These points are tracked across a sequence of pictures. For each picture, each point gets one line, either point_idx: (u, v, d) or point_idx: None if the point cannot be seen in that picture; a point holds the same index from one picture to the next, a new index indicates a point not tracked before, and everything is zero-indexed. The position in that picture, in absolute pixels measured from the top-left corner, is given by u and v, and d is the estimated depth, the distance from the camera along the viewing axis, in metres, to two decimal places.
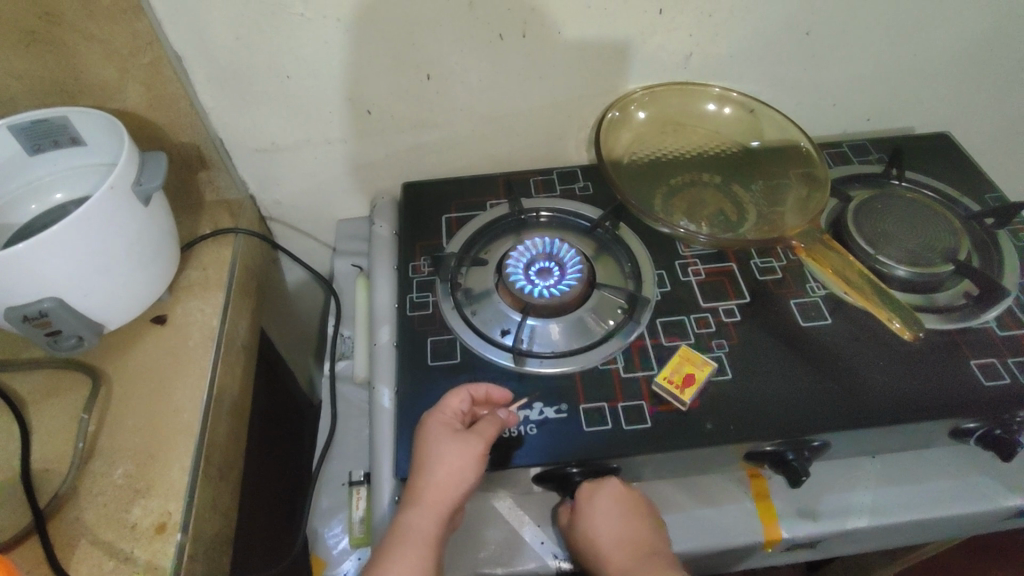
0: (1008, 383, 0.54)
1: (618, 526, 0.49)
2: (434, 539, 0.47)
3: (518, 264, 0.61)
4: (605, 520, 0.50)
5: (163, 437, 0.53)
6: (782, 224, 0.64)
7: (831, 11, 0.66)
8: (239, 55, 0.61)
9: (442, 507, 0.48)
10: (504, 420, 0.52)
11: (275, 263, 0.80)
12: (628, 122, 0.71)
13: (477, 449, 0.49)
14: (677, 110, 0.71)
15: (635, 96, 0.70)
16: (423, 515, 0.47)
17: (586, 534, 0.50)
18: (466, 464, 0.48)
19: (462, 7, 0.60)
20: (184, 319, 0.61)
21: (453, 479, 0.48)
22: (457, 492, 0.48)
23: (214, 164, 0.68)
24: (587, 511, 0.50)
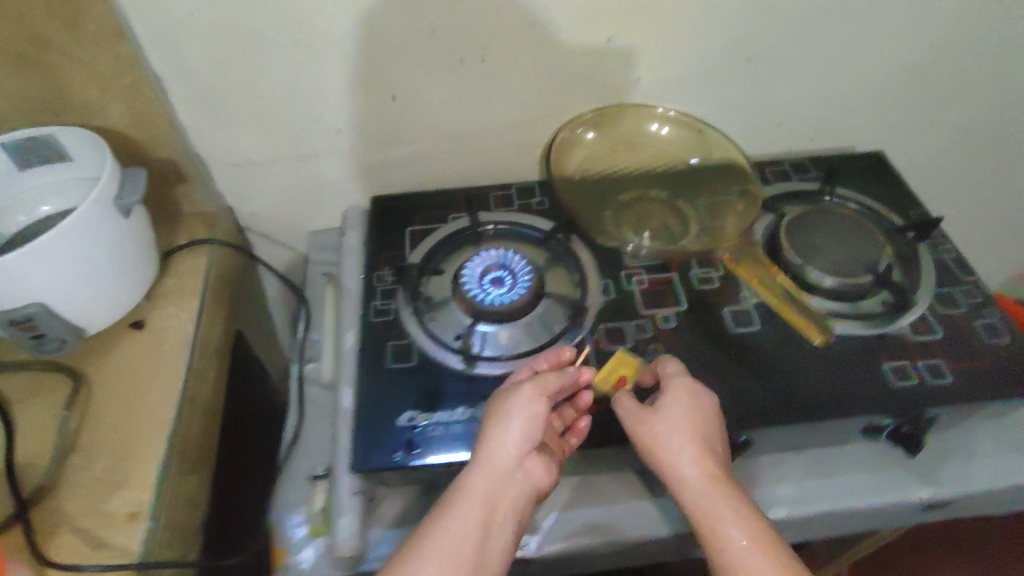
0: (916, 383, 0.59)
1: (700, 420, 0.54)
2: (497, 492, 0.51)
3: (473, 274, 0.66)
4: (693, 414, 0.54)
5: (139, 434, 0.57)
6: (719, 237, 0.69)
7: (768, 37, 0.71)
8: (215, 78, 0.65)
9: (502, 461, 0.52)
10: (566, 376, 0.56)
11: (251, 272, 0.85)
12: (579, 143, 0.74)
13: (529, 398, 0.54)
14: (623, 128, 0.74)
15: (586, 117, 0.73)
16: (481, 470, 0.52)
17: (670, 418, 0.54)
18: (517, 415, 0.53)
19: (424, 34, 0.65)
20: (161, 323, 0.65)
21: (506, 432, 0.53)
22: (514, 442, 0.53)
23: (192, 178, 0.73)
24: (677, 400, 0.55)
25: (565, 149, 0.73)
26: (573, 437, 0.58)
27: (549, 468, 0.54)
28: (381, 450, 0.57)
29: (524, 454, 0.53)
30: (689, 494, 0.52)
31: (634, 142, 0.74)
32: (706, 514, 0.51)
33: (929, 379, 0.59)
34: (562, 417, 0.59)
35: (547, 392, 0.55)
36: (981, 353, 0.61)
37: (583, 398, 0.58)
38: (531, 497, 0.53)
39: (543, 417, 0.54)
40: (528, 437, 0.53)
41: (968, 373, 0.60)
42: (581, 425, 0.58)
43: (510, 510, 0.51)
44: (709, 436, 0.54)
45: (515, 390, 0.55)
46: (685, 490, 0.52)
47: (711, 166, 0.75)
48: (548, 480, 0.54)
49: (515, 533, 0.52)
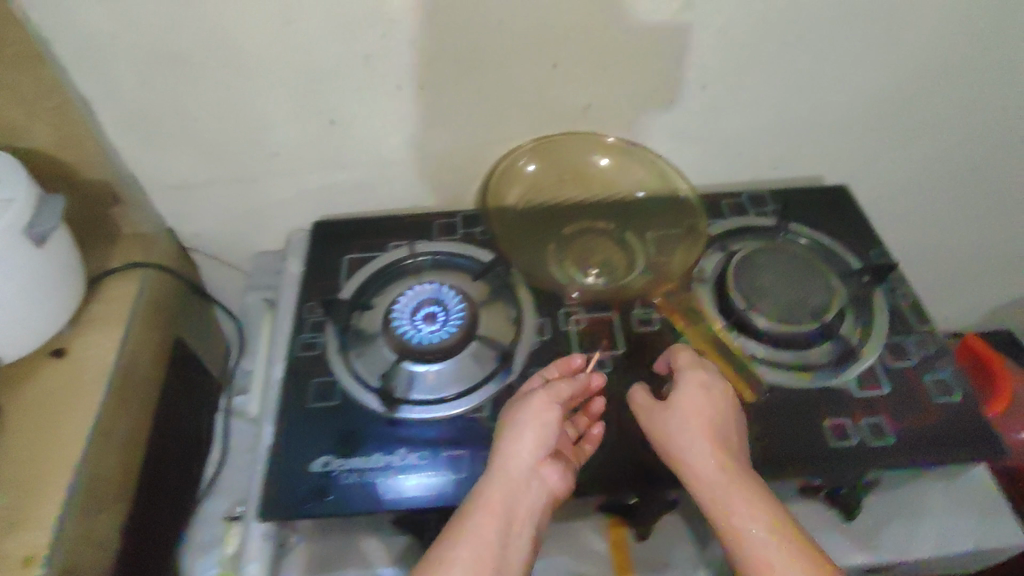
0: (854, 444, 0.56)
1: (713, 412, 0.54)
2: (515, 498, 0.50)
3: (403, 310, 0.64)
4: (706, 406, 0.54)
5: (43, 471, 0.55)
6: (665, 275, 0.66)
7: (724, 66, 0.68)
8: (144, 101, 0.63)
9: (517, 467, 0.52)
10: (577, 383, 0.57)
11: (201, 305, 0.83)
12: (518, 176, 0.71)
13: (542, 405, 0.54)
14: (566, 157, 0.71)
15: (523, 150, 0.70)
16: (496, 476, 0.51)
17: (682, 412, 0.54)
18: (530, 422, 0.53)
19: (359, 60, 0.62)
20: (83, 353, 0.63)
21: (520, 438, 0.53)
22: (529, 447, 0.52)
23: (127, 200, 0.71)
24: (690, 394, 0.55)
25: (505, 183, 0.70)
26: (585, 445, 0.57)
27: (565, 475, 0.53)
28: (292, 498, 0.55)
29: (539, 461, 0.52)
30: (704, 484, 0.51)
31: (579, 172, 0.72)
32: (722, 501, 0.49)
33: (869, 440, 0.57)
34: (575, 424, 0.58)
35: (559, 399, 0.55)
36: (927, 413, 0.58)
37: (594, 404, 0.58)
38: (546, 505, 0.52)
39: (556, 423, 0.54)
40: (542, 443, 0.53)
41: (911, 434, 0.57)
42: (592, 433, 0.57)
43: (528, 517, 0.50)
44: (723, 429, 0.53)
45: (527, 397, 0.55)
46: (699, 480, 0.51)
47: (658, 198, 0.71)
48: (564, 486, 0.53)
49: (533, 542, 0.50)
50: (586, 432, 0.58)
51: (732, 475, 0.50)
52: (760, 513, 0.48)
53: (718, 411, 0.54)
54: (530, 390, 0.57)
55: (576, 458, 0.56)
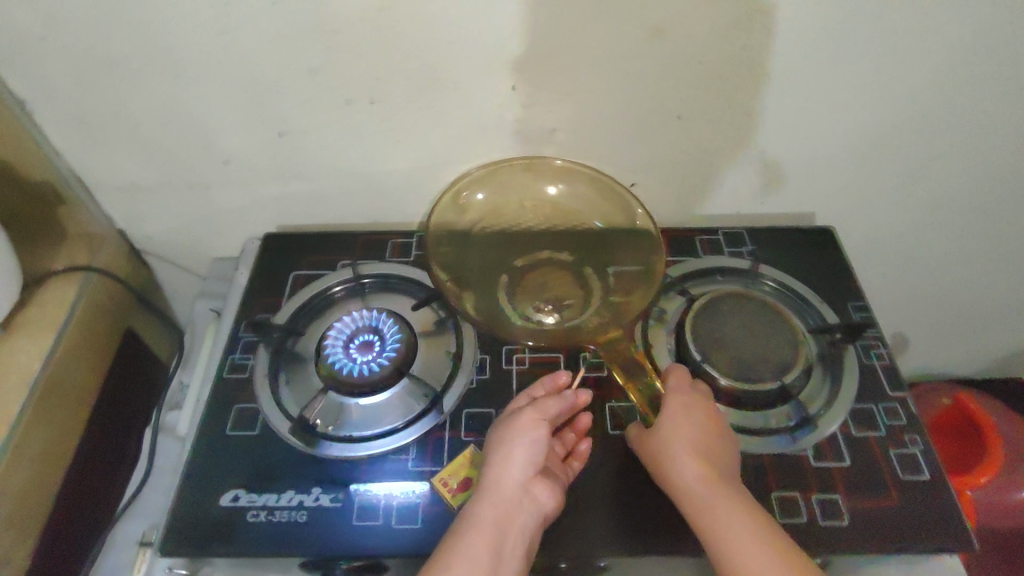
0: (802, 523, 0.51)
1: (706, 430, 0.52)
2: (507, 519, 0.49)
3: (338, 338, 0.60)
4: (698, 425, 0.52)
5: None
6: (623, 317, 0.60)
7: (696, 96, 0.64)
8: (83, 102, 0.61)
9: (506, 487, 0.50)
10: (566, 400, 0.55)
11: (147, 309, 0.80)
12: (467, 207, 0.67)
13: (530, 423, 0.52)
14: (517, 186, 0.68)
15: (466, 180, 0.66)
16: (486, 496, 0.50)
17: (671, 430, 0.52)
18: (519, 440, 0.52)
19: (302, 72, 0.60)
20: (8, 358, 0.62)
21: (508, 457, 0.51)
22: (518, 465, 0.51)
23: (72, 200, 0.69)
24: (678, 413, 0.53)
25: (452, 214, 0.67)
26: (574, 461, 0.55)
27: (558, 492, 0.52)
28: (194, 534, 0.52)
29: (529, 479, 0.51)
30: (695, 505, 0.49)
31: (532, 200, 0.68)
32: (714, 521, 0.48)
33: (820, 519, 0.52)
34: (563, 441, 0.56)
35: (548, 416, 0.53)
36: (887, 493, 0.53)
37: (581, 420, 0.57)
38: (539, 524, 0.50)
39: (546, 441, 0.52)
40: (533, 461, 0.51)
41: (866, 515, 0.52)
42: (581, 449, 0.56)
43: (522, 538, 0.49)
44: (716, 448, 0.52)
45: (515, 414, 0.54)
46: (689, 501, 0.49)
47: (619, 231, 0.68)
48: (557, 505, 0.51)
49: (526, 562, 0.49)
50: (575, 448, 0.56)
51: (723, 496, 0.49)
52: (756, 536, 0.46)
53: (712, 428, 0.52)
54: (519, 407, 0.55)
55: (567, 475, 0.54)
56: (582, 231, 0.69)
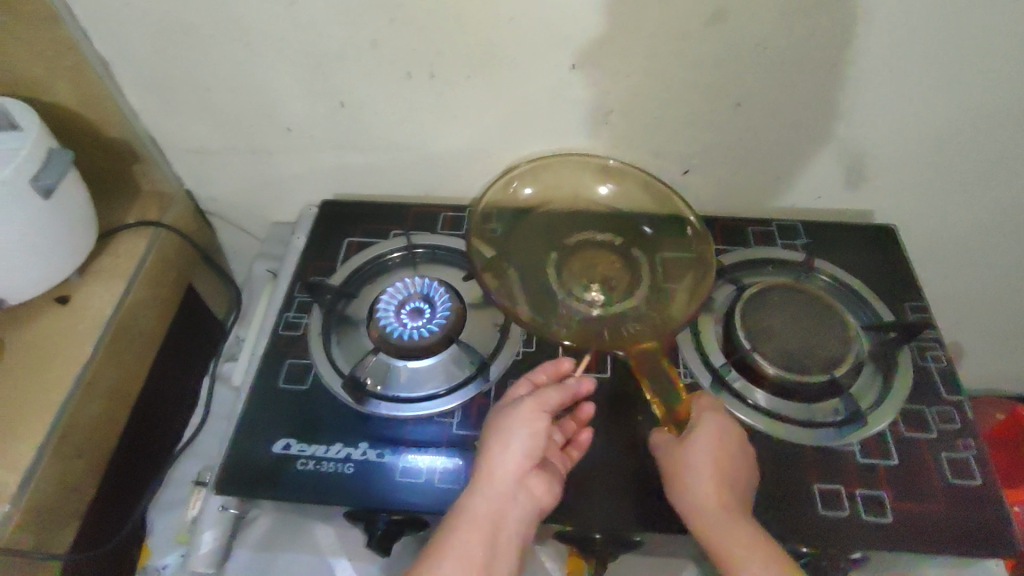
0: (843, 516, 0.51)
1: (727, 453, 0.51)
2: (501, 513, 0.49)
3: (390, 304, 0.62)
4: (722, 448, 0.51)
5: (23, 413, 0.58)
6: (672, 304, 0.60)
7: (757, 84, 0.63)
8: (159, 67, 0.64)
9: (501, 480, 0.50)
10: (567, 389, 0.54)
11: (207, 276, 0.83)
12: (514, 200, 0.68)
13: (529, 415, 0.52)
14: (565, 180, 0.68)
15: (516, 171, 0.67)
16: (481, 489, 0.50)
17: (698, 453, 0.51)
18: (516, 432, 0.51)
19: (366, 45, 0.60)
20: (83, 303, 0.66)
21: (505, 449, 0.51)
22: (515, 460, 0.50)
23: (146, 158, 0.73)
24: (709, 435, 0.51)
25: (500, 204, 0.67)
26: (573, 450, 0.55)
27: (554, 486, 0.52)
28: (245, 478, 0.54)
29: (525, 472, 0.51)
30: (711, 527, 0.48)
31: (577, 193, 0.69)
32: (729, 548, 0.47)
33: (861, 514, 0.51)
34: (563, 429, 0.57)
35: (547, 407, 0.53)
36: (934, 495, 0.52)
37: (583, 410, 0.57)
38: (533, 517, 0.50)
39: (544, 433, 0.52)
40: (529, 453, 0.51)
41: (911, 516, 0.51)
42: (581, 439, 0.56)
43: (515, 531, 0.49)
44: (734, 470, 0.51)
45: (514, 404, 0.53)
46: (707, 522, 0.48)
47: (662, 226, 0.68)
48: (552, 498, 0.51)
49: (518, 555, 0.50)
50: (575, 438, 0.56)
51: (738, 523, 0.48)
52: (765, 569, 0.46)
53: (731, 450, 0.51)
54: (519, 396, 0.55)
55: (565, 465, 0.54)
56: (626, 219, 0.69)
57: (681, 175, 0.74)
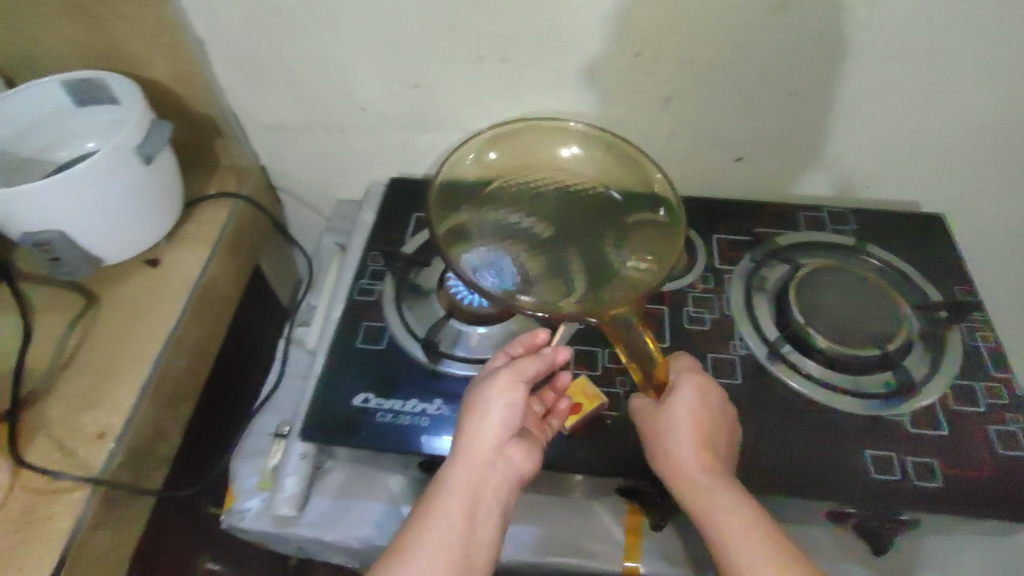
0: (895, 480, 0.54)
1: (707, 420, 0.53)
2: (481, 483, 0.50)
3: (460, 273, 0.65)
4: (701, 414, 0.53)
5: (122, 362, 0.63)
6: (671, 250, 0.61)
7: (817, 73, 0.65)
8: (249, 45, 0.67)
9: (480, 450, 0.51)
10: (545, 359, 0.54)
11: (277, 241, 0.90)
12: (479, 162, 0.70)
13: (506, 386, 0.53)
14: (531, 148, 0.71)
15: (481, 137, 0.69)
16: (461, 461, 0.51)
17: (676, 418, 0.53)
18: (494, 403, 0.52)
19: (445, 26, 0.63)
20: (171, 265, 0.71)
21: (484, 420, 0.52)
22: (494, 430, 0.51)
23: (228, 135, 0.78)
24: (687, 399, 0.54)
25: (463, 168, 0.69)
26: (554, 421, 0.57)
27: (532, 453, 0.53)
28: (329, 427, 0.59)
29: (503, 441, 0.52)
30: (691, 489, 0.51)
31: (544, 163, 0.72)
32: (710, 507, 0.50)
33: (914, 479, 0.54)
34: (542, 400, 0.59)
35: (525, 378, 0.53)
36: (983, 463, 0.55)
37: (560, 379, 0.58)
38: (513, 485, 0.52)
39: (522, 403, 0.52)
40: (507, 423, 0.52)
41: (961, 483, 0.54)
42: (560, 408, 0.58)
43: (495, 500, 0.51)
44: (713, 435, 0.53)
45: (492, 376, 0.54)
46: (687, 486, 0.51)
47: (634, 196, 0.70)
48: (531, 465, 0.53)
49: (501, 521, 0.51)
50: (554, 408, 0.58)
51: (717, 484, 0.51)
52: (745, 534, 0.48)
53: (709, 419, 0.53)
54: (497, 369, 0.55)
55: (544, 435, 0.56)
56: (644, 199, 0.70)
57: (734, 162, 0.76)
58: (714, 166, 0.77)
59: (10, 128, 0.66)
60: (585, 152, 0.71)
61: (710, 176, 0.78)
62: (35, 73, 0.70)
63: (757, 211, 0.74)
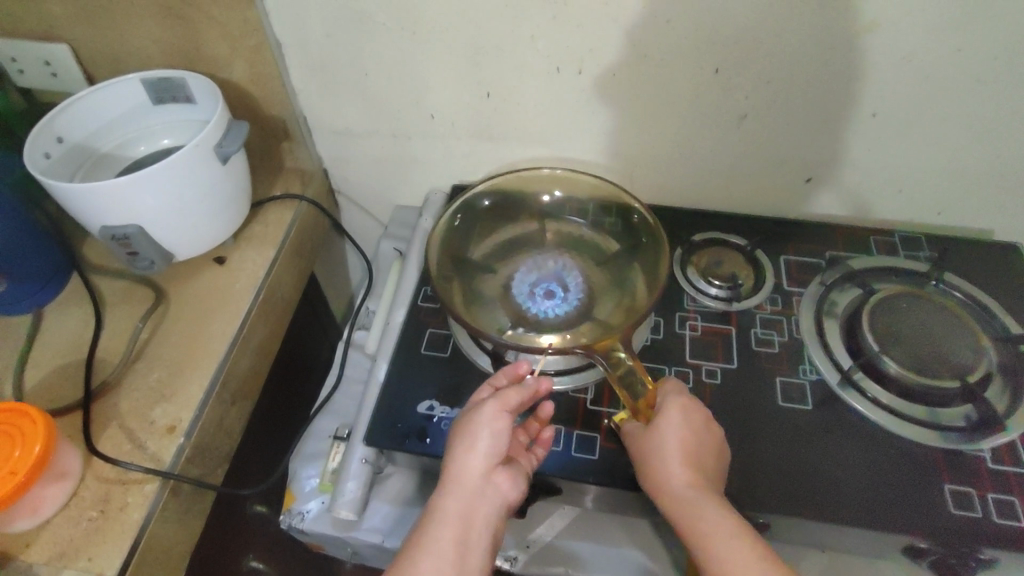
0: (978, 517, 0.53)
1: (695, 440, 0.51)
2: (471, 512, 0.50)
3: (524, 285, 0.66)
4: (688, 436, 0.51)
5: (193, 358, 0.64)
6: (660, 276, 0.60)
7: (901, 97, 0.64)
8: (327, 50, 0.68)
9: (469, 478, 0.51)
10: (529, 389, 0.54)
11: (333, 243, 0.91)
12: (475, 212, 0.69)
13: (492, 415, 0.52)
14: (515, 184, 0.70)
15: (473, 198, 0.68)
16: (449, 490, 0.50)
17: (665, 438, 0.52)
18: (480, 433, 0.51)
19: (525, 36, 0.64)
20: (239, 264, 0.72)
21: (472, 449, 0.51)
22: (480, 460, 0.51)
23: (296, 137, 0.79)
24: (673, 420, 0.52)
25: (463, 234, 0.68)
26: (538, 448, 0.57)
27: (519, 481, 0.53)
28: (394, 433, 0.58)
29: (492, 469, 0.51)
30: (680, 512, 0.49)
31: (523, 210, 0.71)
32: (698, 529, 0.48)
33: (995, 517, 0.53)
34: (527, 431, 0.58)
35: (510, 406, 0.52)
36: None
37: (543, 409, 0.58)
38: (501, 511, 0.51)
39: (509, 432, 0.52)
40: (494, 453, 0.51)
41: None
42: (545, 436, 0.57)
43: (485, 530, 0.50)
44: (703, 458, 0.51)
45: (477, 406, 0.53)
46: (677, 508, 0.49)
47: (612, 229, 0.69)
48: (518, 492, 0.52)
49: (492, 549, 0.51)
50: (538, 435, 0.57)
51: (707, 505, 0.49)
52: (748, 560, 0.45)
53: (697, 441, 0.51)
54: (483, 397, 0.55)
55: (530, 461, 0.56)
56: (618, 229, 0.69)
57: (804, 182, 0.75)
58: (783, 186, 0.75)
59: (92, 124, 0.68)
60: (566, 197, 0.71)
61: (779, 196, 0.77)
62: (116, 72, 0.72)
63: (827, 234, 0.74)
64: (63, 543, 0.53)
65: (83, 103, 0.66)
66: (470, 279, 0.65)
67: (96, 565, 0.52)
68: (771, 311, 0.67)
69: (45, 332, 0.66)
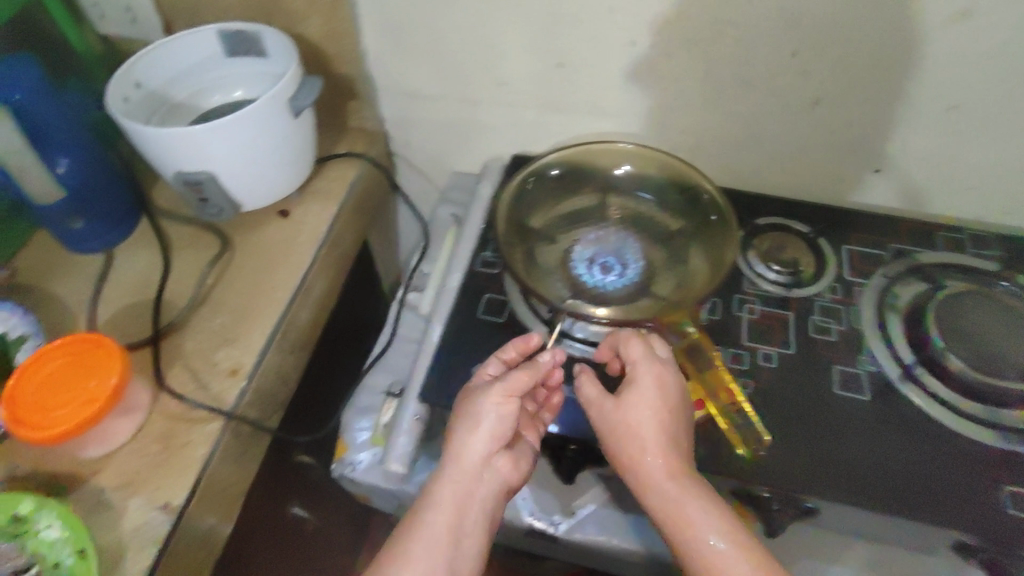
0: None
1: (665, 422, 0.52)
2: (469, 494, 0.52)
3: (583, 256, 0.66)
4: (659, 414, 0.52)
5: (256, 306, 0.66)
6: (727, 257, 0.60)
7: (983, 90, 0.62)
8: (403, 9, 0.69)
9: (468, 463, 0.52)
10: (536, 371, 0.54)
11: (388, 205, 0.92)
12: (540, 179, 0.69)
13: (498, 399, 0.53)
14: (583, 155, 0.69)
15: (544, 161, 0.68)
16: (448, 475, 0.52)
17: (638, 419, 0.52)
18: (483, 416, 0.53)
19: (603, 7, 0.63)
20: (303, 217, 0.73)
21: (473, 434, 0.53)
22: (482, 444, 0.52)
23: (362, 97, 0.79)
24: (645, 399, 0.53)
25: (526, 201, 0.68)
26: (544, 413, 0.59)
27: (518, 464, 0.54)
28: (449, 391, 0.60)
29: (491, 453, 0.53)
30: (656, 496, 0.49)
31: (588, 180, 0.71)
32: (680, 519, 0.48)
33: None
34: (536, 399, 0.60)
35: (517, 392, 0.53)
36: None
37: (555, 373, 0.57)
38: (500, 495, 0.53)
39: (513, 416, 0.53)
40: (496, 436, 0.53)
41: None
42: (553, 403, 0.59)
43: (481, 514, 0.52)
44: (674, 435, 0.52)
45: (483, 388, 0.54)
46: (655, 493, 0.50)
47: (680, 206, 0.69)
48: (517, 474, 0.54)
49: (490, 530, 0.52)
50: (547, 402, 0.60)
51: (689, 496, 0.49)
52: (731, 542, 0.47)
53: (669, 420, 0.52)
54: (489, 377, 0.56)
55: (535, 436, 0.58)
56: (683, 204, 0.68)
57: (872, 173, 0.73)
58: (850, 175, 0.74)
59: (169, 72, 0.70)
60: (634, 171, 0.70)
61: (844, 185, 0.75)
62: (194, 21, 0.73)
63: (892, 226, 0.73)
64: (130, 472, 0.56)
65: (162, 51, 0.68)
66: (532, 246, 0.66)
67: (161, 494, 0.54)
68: (832, 299, 0.66)
69: (116, 271, 0.69)
